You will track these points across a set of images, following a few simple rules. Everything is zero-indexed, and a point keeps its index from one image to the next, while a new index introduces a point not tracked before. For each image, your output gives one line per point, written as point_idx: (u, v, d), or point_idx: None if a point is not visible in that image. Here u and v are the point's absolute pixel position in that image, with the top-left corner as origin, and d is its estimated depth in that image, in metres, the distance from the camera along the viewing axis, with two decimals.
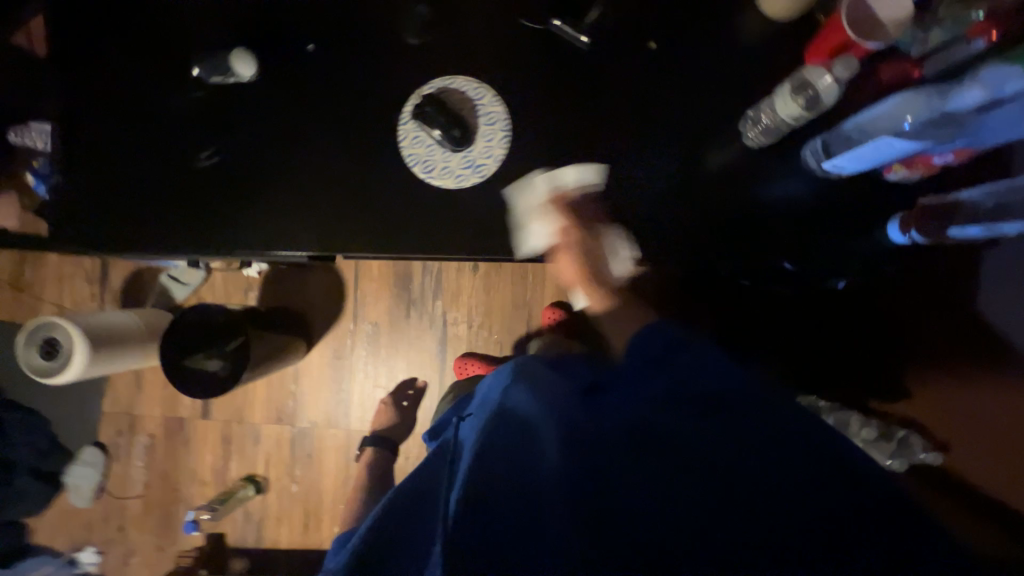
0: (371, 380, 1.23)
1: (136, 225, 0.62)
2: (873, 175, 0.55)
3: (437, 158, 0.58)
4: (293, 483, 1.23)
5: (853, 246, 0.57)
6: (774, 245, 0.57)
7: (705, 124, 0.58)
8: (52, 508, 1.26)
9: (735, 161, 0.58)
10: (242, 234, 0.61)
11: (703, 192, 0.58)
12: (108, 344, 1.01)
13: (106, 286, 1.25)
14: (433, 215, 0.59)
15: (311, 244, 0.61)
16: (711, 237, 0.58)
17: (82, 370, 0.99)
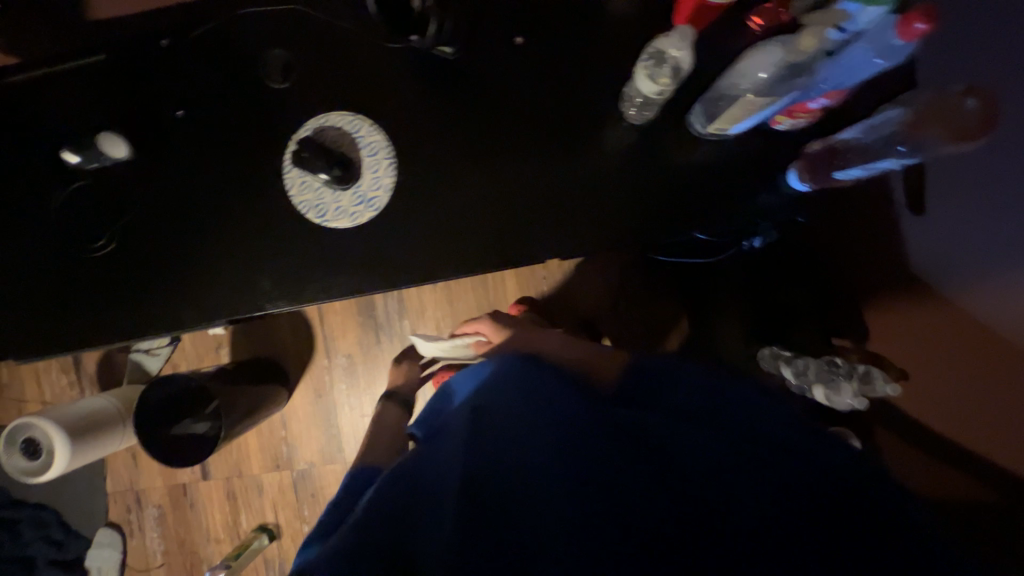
0: (357, 411, 1.24)
1: (40, 331, 0.61)
2: (764, 128, 0.53)
3: (328, 201, 0.57)
4: (304, 524, 1.25)
5: (759, 202, 0.55)
6: (682, 217, 0.56)
7: (589, 108, 0.56)
8: None
9: (626, 140, 0.56)
10: (140, 321, 0.60)
11: (601, 178, 0.56)
12: (86, 431, 1.03)
13: (81, 372, 1.26)
14: (334, 258, 0.58)
15: (223, 309, 0.60)
16: (617, 223, 0.57)
17: (66, 462, 1.00)
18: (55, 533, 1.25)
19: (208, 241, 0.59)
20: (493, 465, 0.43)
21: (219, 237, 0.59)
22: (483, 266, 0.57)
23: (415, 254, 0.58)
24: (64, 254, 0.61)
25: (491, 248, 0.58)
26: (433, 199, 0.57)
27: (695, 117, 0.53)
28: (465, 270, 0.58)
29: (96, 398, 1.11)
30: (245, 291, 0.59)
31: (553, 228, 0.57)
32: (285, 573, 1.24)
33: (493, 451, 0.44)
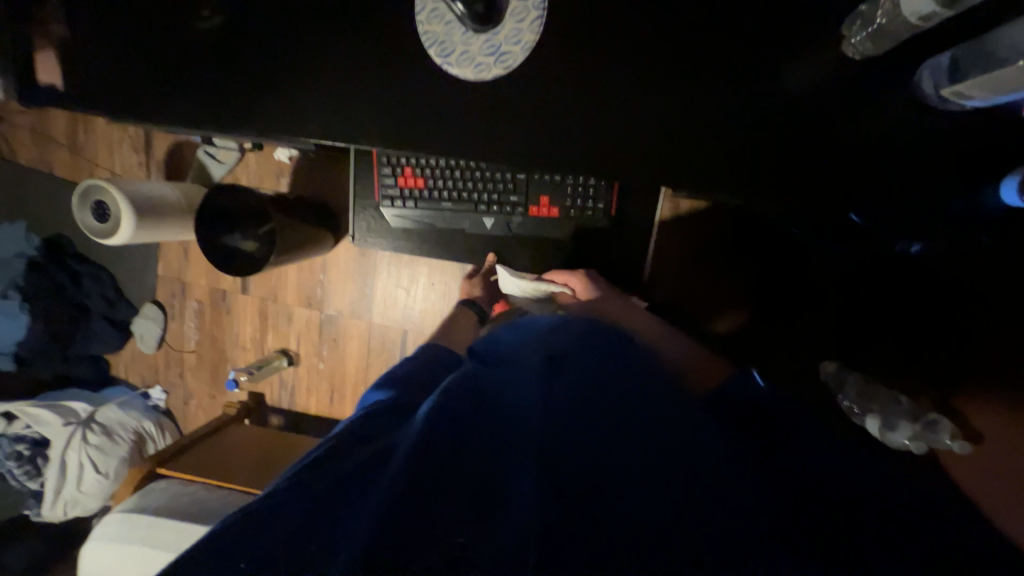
0: (393, 281, 1.26)
1: (116, 86, 0.57)
2: (995, 114, 0.43)
3: (456, 41, 0.50)
4: (320, 361, 1.35)
5: (946, 202, 0.46)
6: (850, 190, 0.47)
7: (791, 22, 0.46)
8: (125, 350, 1.46)
9: (820, 74, 0.46)
10: (218, 111, 0.55)
11: (773, 113, 0.47)
12: (150, 214, 1.07)
13: (150, 157, 1.28)
14: (445, 108, 0.51)
15: (310, 129, 0.54)
16: (769, 173, 0.48)
17: (131, 235, 1.06)
18: (109, 293, 1.37)
19: (316, 47, 0.53)
20: (564, 408, 0.56)
21: (331, 46, 0.53)
22: (601, 172, 0.50)
23: (532, 135, 0.50)
24: (169, 14, 0.56)
25: (617, 152, 0.50)
26: (573, 78, 0.50)
27: (928, 75, 0.44)
28: (580, 169, 0.50)
29: (163, 186, 1.13)
30: (343, 113, 0.53)
31: (694, 153, 0.49)
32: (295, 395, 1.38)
33: (564, 395, 0.58)
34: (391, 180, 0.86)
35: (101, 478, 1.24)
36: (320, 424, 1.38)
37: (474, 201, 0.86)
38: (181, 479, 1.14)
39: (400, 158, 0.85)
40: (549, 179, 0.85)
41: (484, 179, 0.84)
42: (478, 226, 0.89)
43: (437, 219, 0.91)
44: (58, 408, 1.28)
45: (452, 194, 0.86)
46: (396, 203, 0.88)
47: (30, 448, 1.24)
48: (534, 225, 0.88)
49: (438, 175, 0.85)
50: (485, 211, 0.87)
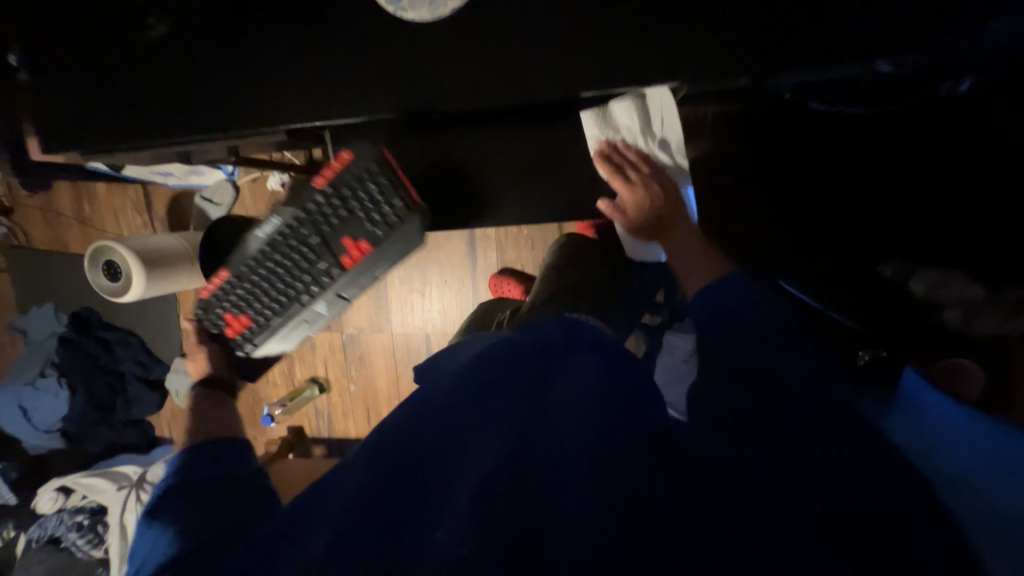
0: (406, 286, 1.23)
1: (81, 121, 0.58)
2: None
3: None
4: (351, 383, 1.33)
5: (987, 19, 0.40)
6: (873, 34, 0.42)
7: None
8: (165, 409, 1.48)
9: None
10: (186, 120, 0.55)
11: None
12: (159, 265, 1.08)
13: (153, 215, 1.30)
14: (421, 63, 0.49)
15: (279, 116, 0.53)
16: (776, 39, 0.43)
17: (144, 289, 1.07)
18: (140, 355, 1.40)
19: (267, 27, 0.51)
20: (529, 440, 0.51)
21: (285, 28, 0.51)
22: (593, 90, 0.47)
23: (509, 64, 0.48)
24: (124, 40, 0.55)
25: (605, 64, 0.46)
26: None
27: None
28: (570, 88, 0.47)
29: (167, 236, 1.15)
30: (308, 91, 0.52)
31: (690, 37, 0.44)
32: (333, 420, 1.36)
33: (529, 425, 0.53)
34: (220, 327, 0.84)
35: None
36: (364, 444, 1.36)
37: (293, 301, 0.79)
38: None
39: (216, 309, 0.83)
40: (332, 212, 0.74)
41: (286, 267, 0.78)
42: (318, 314, 0.83)
43: (284, 335, 0.85)
44: (111, 474, 1.30)
45: (274, 299, 0.80)
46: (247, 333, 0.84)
47: (89, 517, 1.25)
48: (355, 276, 0.78)
49: (249, 295, 0.81)
50: (309, 298, 0.79)
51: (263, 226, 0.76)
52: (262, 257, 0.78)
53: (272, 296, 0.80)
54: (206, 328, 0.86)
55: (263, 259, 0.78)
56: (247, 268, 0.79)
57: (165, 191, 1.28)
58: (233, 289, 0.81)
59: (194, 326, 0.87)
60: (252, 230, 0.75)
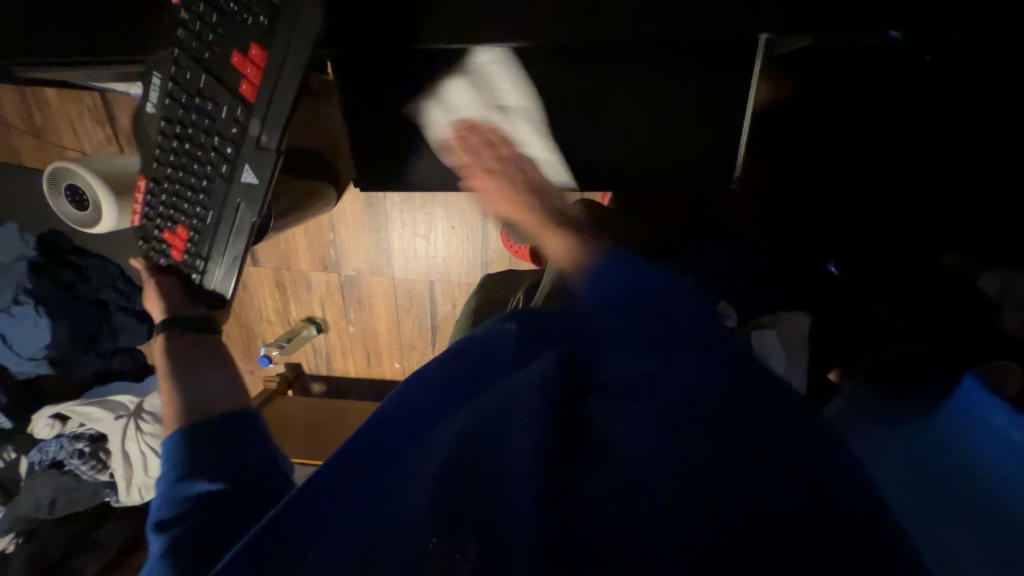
0: (409, 229, 1.14)
1: (22, 38, 0.63)
2: None
3: None
4: (350, 325, 1.29)
5: None
6: None
7: None
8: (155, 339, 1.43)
9: None
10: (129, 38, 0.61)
11: None
12: (131, 193, 0.95)
13: (117, 129, 1.14)
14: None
15: (187, 14, 0.56)
16: None
17: (116, 220, 0.96)
18: (121, 284, 1.31)
19: None
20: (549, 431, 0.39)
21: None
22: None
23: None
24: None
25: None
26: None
27: None
28: None
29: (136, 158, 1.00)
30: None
31: None
32: (332, 360, 1.34)
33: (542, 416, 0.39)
34: (162, 251, 0.68)
35: None
36: (363, 384, 1.36)
37: (215, 178, 0.62)
38: None
39: (147, 228, 0.68)
40: (208, 34, 0.57)
41: (190, 133, 0.61)
42: (250, 189, 0.62)
43: (224, 233, 0.65)
44: (106, 404, 1.29)
45: (195, 187, 0.63)
46: (198, 242, 0.66)
47: (89, 444, 1.27)
48: (267, 112, 0.58)
49: (169, 196, 0.65)
50: (231, 168, 0.61)
51: (149, 93, 0.60)
52: (161, 133, 0.62)
53: (191, 182, 0.63)
54: (149, 260, 0.69)
55: (165, 134, 0.62)
56: (155, 155, 0.63)
57: (128, 102, 1.10)
58: (152, 195, 0.65)
59: (141, 266, 0.70)
60: (139, 96, 0.60)
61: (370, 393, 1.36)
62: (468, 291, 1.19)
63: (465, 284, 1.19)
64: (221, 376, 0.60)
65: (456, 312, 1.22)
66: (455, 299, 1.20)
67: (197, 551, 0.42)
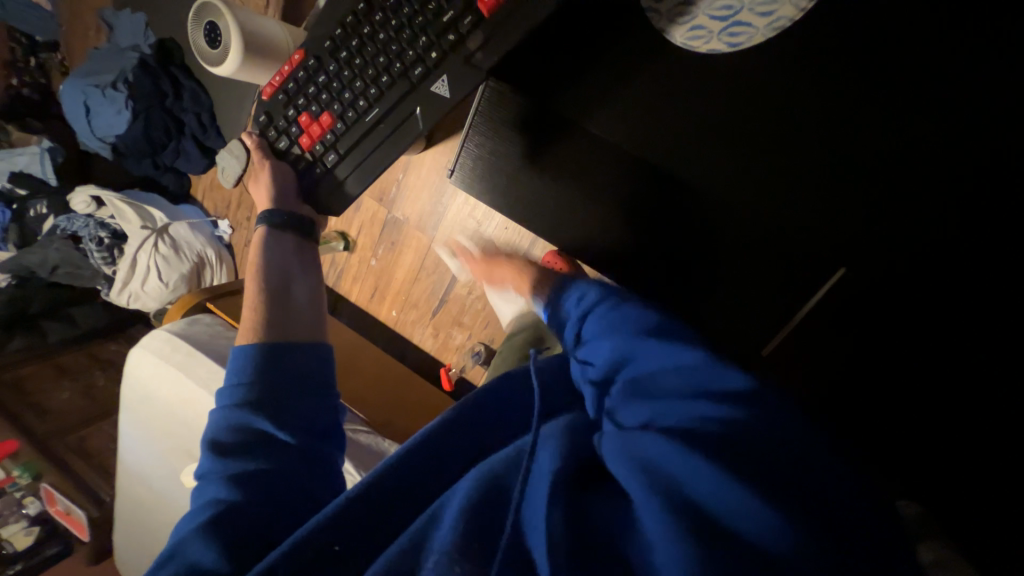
0: (468, 208, 1.18)
1: None
2: None
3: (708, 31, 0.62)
4: (373, 258, 1.34)
5: None
6: None
7: None
8: (206, 175, 1.50)
9: None
10: None
11: None
12: (257, 55, 1.00)
13: None
14: None
15: None
16: None
17: (233, 71, 1.01)
18: (203, 116, 1.36)
19: None
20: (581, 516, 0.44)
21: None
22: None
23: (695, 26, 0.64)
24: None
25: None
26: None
27: None
28: None
29: (276, 25, 1.05)
30: None
31: None
32: (342, 278, 1.40)
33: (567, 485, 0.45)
34: (292, 133, 0.78)
35: (162, 286, 1.36)
36: (357, 312, 1.42)
37: (400, 78, 0.70)
38: (226, 322, 1.09)
39: (288, 109, 0.78)
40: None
41: (393, 30, 0.70)
42: (434, 100, 0.69)
43: (380, 131, 0.74)
44: (140, 210, 1.37)
45: (375, 80, 0.72)
46: (349, 129, 0.75)
47: (109, 237, 1.35)
48: (490, 30, 0.65)
49: (337, 82, 0.74)
50: (423, 73, 0.69)
51: None
52: (356, 25, 0.72)
53: (372, 76, 0.72)
54: (272, 143, 0.80)
55: (368, 24, 0.71)
56: (340, 45, 0.73)
57: None
58: (313, 79, 0.75)
59: (255, 142, 0.80)
60: None
61: (357, 322, 1.43)
62: (487, 287, 1.24)
63: (487, 280, 1.23)
64: (308, 293, 0.76)
65: (467, 298, 1.27)
66: (473, 288, 1.24)
67: (264, 479, 0.59)
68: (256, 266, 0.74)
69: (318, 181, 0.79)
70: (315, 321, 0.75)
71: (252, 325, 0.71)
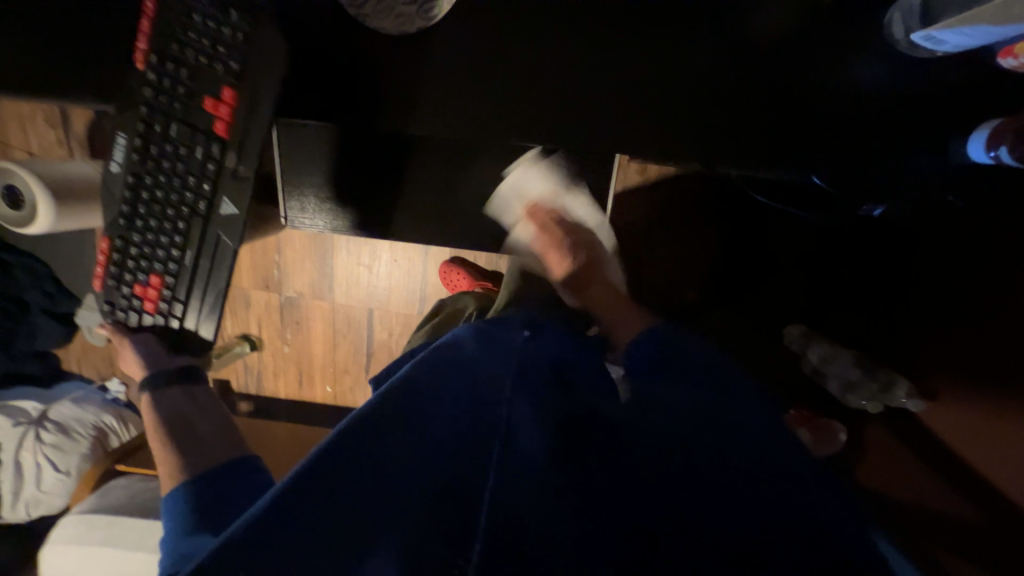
0: (353, 258, 1.20)
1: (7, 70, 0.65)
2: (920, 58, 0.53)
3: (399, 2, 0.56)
4: (285, 345, 1.30)
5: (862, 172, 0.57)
6: (802, 160, 0.57)
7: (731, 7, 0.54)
8: (74, 343, 1.37)
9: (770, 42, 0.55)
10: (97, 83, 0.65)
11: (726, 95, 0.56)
12: (73, 199, 0.96)
13: (70, 133, 1.15)
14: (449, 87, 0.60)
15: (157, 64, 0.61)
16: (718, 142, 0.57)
17: (51, 225, 0.96)
18: (46, 285, 1.27)
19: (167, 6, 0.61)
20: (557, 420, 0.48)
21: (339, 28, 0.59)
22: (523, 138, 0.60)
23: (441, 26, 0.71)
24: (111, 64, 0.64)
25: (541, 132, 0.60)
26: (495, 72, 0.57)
27: (900, 17, 0.51)
28: (590, 93, 0.58)
29: (82, 164, 1.01)
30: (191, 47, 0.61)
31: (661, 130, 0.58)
32: (262, 379, 1.33)
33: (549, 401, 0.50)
34: (134, 306, 0.70)
35: (62, 476, 1.21)
36: (292, 407, 1.36)
37: (192, 215, 0.65)
38: (146, 472, 0.99)
39: (119, 286, 0.70)
40: (174, 87, 0.61)
41: (164, 172, 0.64)
42: (231, 219, 0.65)
43: (202, 268, 0.68)
44: (5, 408, 1.23)
45: (173, 228, 0.66)
46: (177, 278, 0.68)
47: None
48: (241, 141, 0.63)
49: (145, 245, 0.68)
50: (208, 203, 0.64)
51: (115, 154, 0.65)
52: (128, 189, 0.66)
53: (169, 226, 0.66)
54: (123, 323, 0.72)
55: (142, 186, 0.66)
56: (129, 211, 0.67)
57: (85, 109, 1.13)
58: (123, 253, 0.69)
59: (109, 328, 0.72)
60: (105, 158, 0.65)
61: (297, 416, 1.36)
62: (405, 323, 1.25)
63: (401, 316, 1.25)
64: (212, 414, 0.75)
65: (392, 342, 1.27)
66: (392, 329, 1.25)
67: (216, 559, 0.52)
68: (153, 426, 0.72)
69: (182, 337, 0.72)
70: (229, 438, 0.72)
71: (168, 473, 0.68)
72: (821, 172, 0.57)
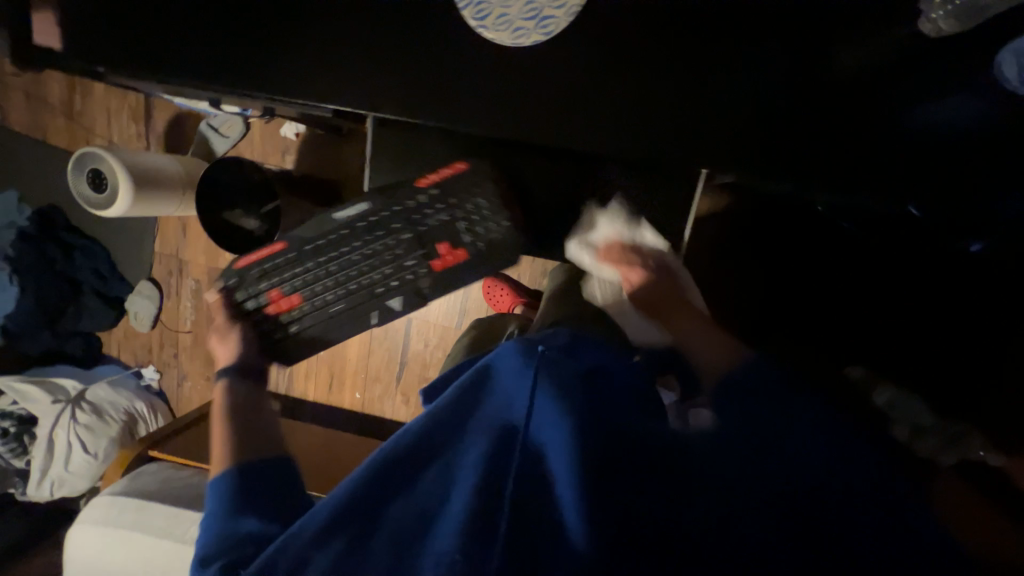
0: None
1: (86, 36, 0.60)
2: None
3: (495, 5, 0.54)
4: (320, 347, 1.31)
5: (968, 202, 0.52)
6: (898, 187, 0.53)
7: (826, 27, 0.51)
8: (118, 328, 1.41)
9: (867, 67, 0.51)
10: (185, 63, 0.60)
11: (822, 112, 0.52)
12: (149, 186, 1.02)
13: (150, 128, 1.23)
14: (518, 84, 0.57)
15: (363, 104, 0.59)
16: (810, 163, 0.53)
17: (126, 209, 1.01)
18: (102, 268, 1.32)
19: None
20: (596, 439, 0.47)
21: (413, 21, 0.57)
22: (596, 141, 0.57)
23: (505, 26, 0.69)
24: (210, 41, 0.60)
25: (617, 138, 0.56)
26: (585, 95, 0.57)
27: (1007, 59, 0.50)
28: (672, 98, 0.54)
29: (162, 156, 1.08)
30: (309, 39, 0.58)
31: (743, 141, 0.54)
32: (293, 379, 1.34)
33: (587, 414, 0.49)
34: (258, 303, 0.75)
35: (89, 459, 1.21)
36: (319, 410, 1.35)
37: (362, 288, 0.73)
38: (176, 461, 0.99)
39: (260, 282, 0.75)
40: (431, 214, 0.71)
41: (364, 257, 0.72)
42: (386, 311, 0.74)
43: (332, 325, 0.74)
44: (46, 385, 1.25)
45: (339, 286, 0.73)
46: (314, 328, 0.75)
47: (15, 425, 1.21)
48: (443, 277, 0.72)
49: (309, 277, 0.74)
50: (383, 290, 0.73)
51: (347, 209, 0.73)
52: (334, 241, 0.73)
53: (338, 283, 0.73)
54: (234, 303, 0.76)
55: (344, 244, 0.73)
56: (321, 248, 0.73)
57: (168, 108, 1.22)
58: (287, 267, 0.74)
59: (218, 300, 0.77)
60: (336, 208, 0.72)
61: (323, 420, 1.35)
62: (441, 334, 1.25)
63: (439, 327, 1.25)
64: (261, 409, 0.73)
65: (426, 353, 1.27)
66: (427, 339, 1.25)
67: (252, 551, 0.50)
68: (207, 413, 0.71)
69: (278, 344, 0.76)
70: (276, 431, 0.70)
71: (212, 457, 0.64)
72: (916, 203, 0.54)
